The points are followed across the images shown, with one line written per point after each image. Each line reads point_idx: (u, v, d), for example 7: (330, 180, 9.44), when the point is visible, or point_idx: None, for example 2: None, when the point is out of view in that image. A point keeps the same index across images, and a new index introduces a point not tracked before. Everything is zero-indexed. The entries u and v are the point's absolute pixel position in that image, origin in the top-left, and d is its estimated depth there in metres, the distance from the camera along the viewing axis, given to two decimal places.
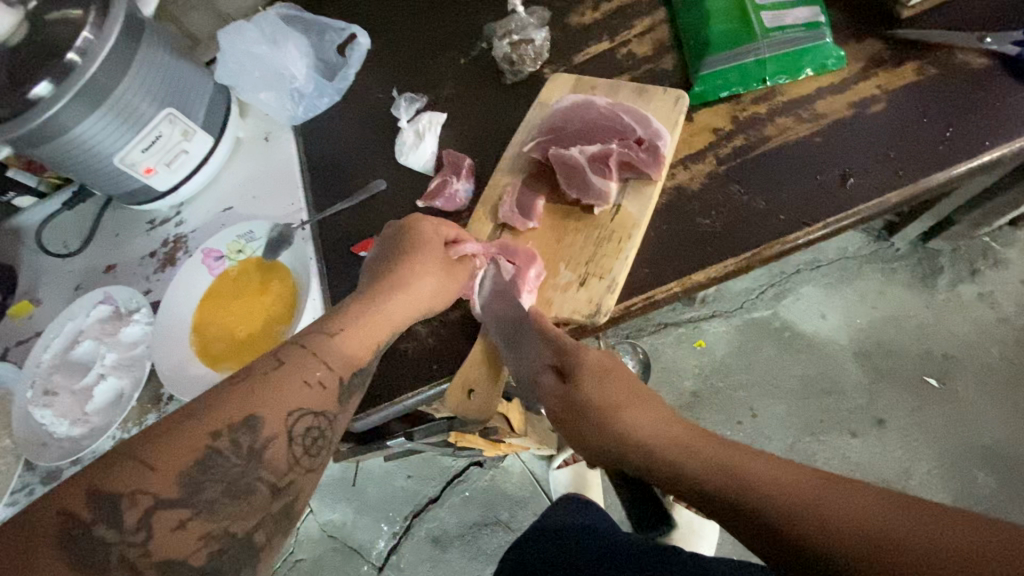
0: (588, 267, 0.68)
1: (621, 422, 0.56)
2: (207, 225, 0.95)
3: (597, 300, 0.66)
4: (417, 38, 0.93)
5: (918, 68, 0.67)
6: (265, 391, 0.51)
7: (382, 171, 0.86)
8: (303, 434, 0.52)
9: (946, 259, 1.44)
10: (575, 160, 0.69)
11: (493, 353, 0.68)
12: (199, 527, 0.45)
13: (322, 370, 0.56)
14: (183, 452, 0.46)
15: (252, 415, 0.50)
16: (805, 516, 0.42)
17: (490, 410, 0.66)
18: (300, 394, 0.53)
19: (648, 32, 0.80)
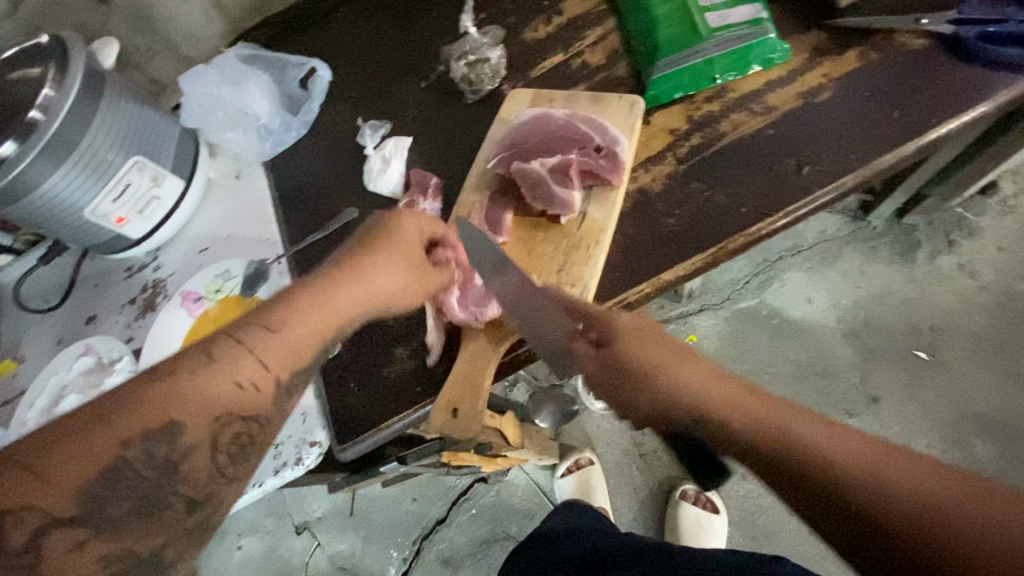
0: (560, 276, 0.69)
1: (711, 410, 0.50)
2: (184, 267, 0.96)
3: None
4: (377, 64, 0.95)
5: (861, 53, 0.69)
6: (184, 389, 0.47)
7: (354, 198, 0.87)
8: (229, 443, 0.48)
9: (922, 232, 1.47)
10: (538, 173, 0.70)
11: (473, 369, 0.68)
12: (102, 545, 0.42)
13: (254, 367, 0.51)
14: (83, 453, 0.42)
15: (169, 422, 0.45)
16: (914, 522, 0.39)
17: (476, 425, 0.65)
18: (227, 398, 0.48)
19: (599, 41, 0.82)
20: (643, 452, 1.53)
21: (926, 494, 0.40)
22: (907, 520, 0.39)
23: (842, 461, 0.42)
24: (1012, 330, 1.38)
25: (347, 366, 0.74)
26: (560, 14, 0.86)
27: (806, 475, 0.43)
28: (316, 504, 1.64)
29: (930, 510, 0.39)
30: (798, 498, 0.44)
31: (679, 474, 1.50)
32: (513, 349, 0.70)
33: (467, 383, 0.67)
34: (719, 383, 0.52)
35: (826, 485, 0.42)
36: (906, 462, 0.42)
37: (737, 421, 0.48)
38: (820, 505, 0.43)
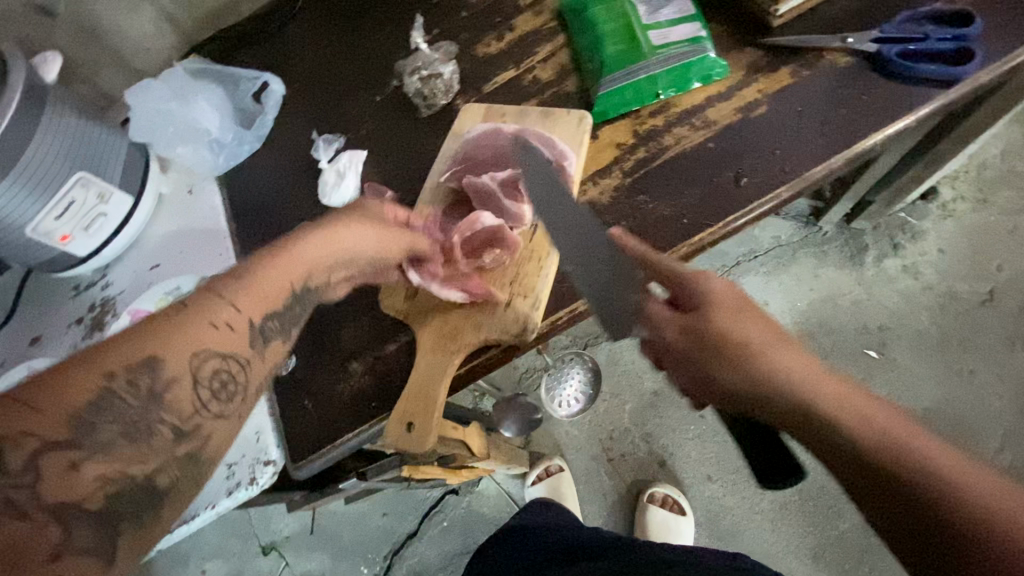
0: (512, 287, 0.70)
1: (795, 393, 0.48)
2: (135, 284, 0.94)
3: (524, 319, 0.68)
4: (331, 77, 0.94)
5: (793, 70, 0.72)
6: (172, 327, 0.47)
7: (309, 213, 0.87)
8: (210, 377, 0.48)
9: (869, 236, 1.54)
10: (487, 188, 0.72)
11: (428, 380, 0.67)
12: (98, 466, 0.41)
13: (228, 311, 0.50)
14: (78, 386, 0.42)
15: (153, 354, 0.45)
16: (982, 539, 0.37)
17: (431, 437, 0.64)
18: (206, 334, 0.48)
19: (549, 57, 0.84)
20: (611, 457, 1.55)
21: (999, 512, 0.38)
22: (989, 535, 0.37)
23: (926, 464, 0.41)
24: (954, 328, 1.46)
25: (301, 383, 0.74)
26: (511, 30, 0.87)
27: (884, 469, 0.42)
28: (283, 523, 1.60)
29: (1003, 528, 0.37)
30: (868, 494, 0.43)
31: (647, 477, 1.53)
32: (468, 359, 0.70)
33: (420, 396, 0.67)
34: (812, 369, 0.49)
35: (904, 486, 0.41)
36: (989, 481, 0.40)
37: (819, 406, 0.46)
38: (893, 507, 0.41)
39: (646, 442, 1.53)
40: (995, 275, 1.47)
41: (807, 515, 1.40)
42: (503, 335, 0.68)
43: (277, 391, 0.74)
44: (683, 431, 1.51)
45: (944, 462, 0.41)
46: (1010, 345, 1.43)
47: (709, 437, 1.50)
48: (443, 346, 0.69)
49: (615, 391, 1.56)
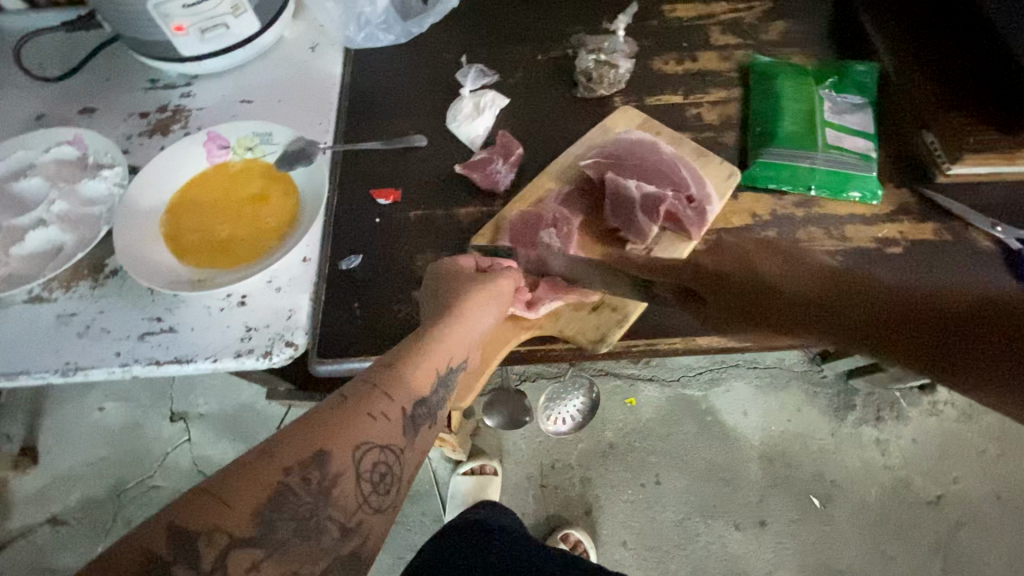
0: (605, 295, 0.71)
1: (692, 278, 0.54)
2: (218, 108, 0.88)
3: (608, 328, 0.69)
4: (501, 14, 0.91)
5: (937, 228, 0.74)
6: (335, 422, 0.46)
7: (426, 128, 0.83)
8: (371, 471, 0.47)
9: (860, 398, 1.57)
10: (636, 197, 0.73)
11: (493, 343, 0.68)
12: (272, 505, 0.41)
13: (385, 401, 0.50)
14: (258, 483, 0.41)
15: (320, 449, 0.44)
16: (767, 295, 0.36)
17: (469, 397, 0.66)
18: (369, 428, 0.48)
19: (719, 103, 0.84)
20: (544, 484, 1.54)
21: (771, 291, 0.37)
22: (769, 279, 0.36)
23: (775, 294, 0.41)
24: (895, 514, 1.46)
25: (359, 285, 0.73)
26: (693, 61, 0.87)
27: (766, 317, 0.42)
28: (204, 399, 1.51)
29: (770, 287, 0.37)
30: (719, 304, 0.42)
31: (568, 517, 1.51)
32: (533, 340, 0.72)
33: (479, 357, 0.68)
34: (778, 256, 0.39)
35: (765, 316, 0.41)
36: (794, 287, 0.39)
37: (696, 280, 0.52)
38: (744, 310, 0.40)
39: (582, 486, 1.53)
40: (950, 485, 1.48)
41: None
42: (578, 336, 0.70)
43: (331, 280, 0.73)
44: (620, 491, 1.51)
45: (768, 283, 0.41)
46: (934, 553, 1.42)
47: (642, 508, 1.50)
48: (517, 319, 0.70)
49: None
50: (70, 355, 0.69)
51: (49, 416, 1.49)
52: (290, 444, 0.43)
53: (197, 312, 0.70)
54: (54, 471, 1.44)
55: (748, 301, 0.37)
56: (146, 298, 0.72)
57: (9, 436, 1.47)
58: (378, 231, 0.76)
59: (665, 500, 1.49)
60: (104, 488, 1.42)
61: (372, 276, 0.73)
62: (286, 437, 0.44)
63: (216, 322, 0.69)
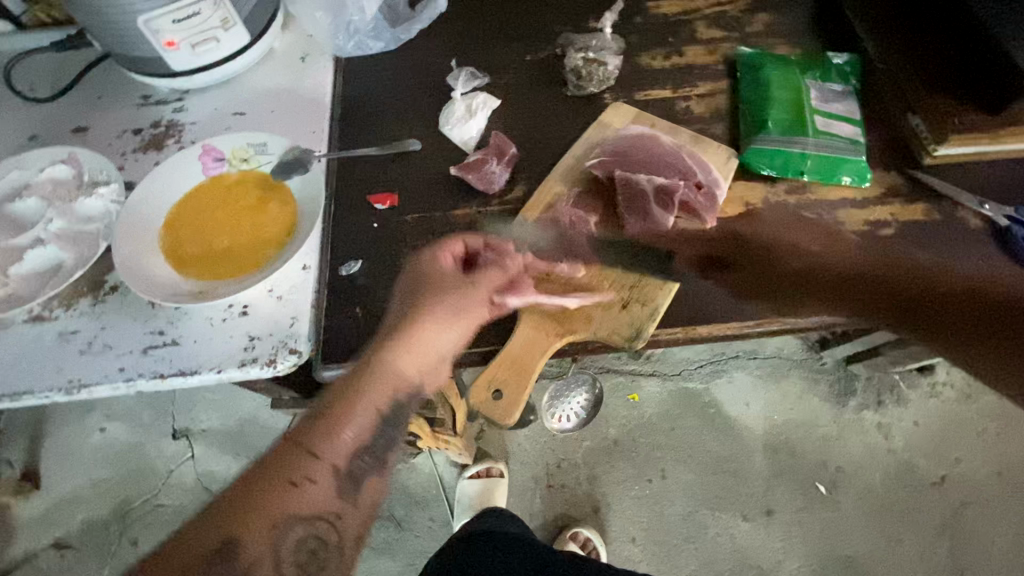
0: (632, 292, 0.69)
1: (840, 275, 0.72)
2: (211, 122, 0.88)
3: (637, 326, 0.67)
4: (489, 17, 0.92)
5: (927, 210, 0.75)
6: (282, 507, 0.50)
7: (420, 132, 0.84)
8: (294, 548, 0.49)
9: (861, 383, 1.58)
10: (794, 234, 0.73)
11: (523, 353, 0.66)
12: None
13: (322, 466, 0.53)
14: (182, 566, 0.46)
15: (275, 522, 0.49)
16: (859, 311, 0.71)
17: (515, 414, 0.64)
18: (319, 505, 0.52)
19: (707, 96, 0.85)
20: (551, 484, 1.54)
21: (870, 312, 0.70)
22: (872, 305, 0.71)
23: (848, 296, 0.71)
24: (899, 497, 1.47)
25: (361, 291, 0.73)
26: (680, 55, 0.88)
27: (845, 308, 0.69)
28: (206, 415, 1.50)
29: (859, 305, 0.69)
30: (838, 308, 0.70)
31: (577, 516, 1.51)
32: (566, 347, 0.69)
33: (513, 367, 0.65)
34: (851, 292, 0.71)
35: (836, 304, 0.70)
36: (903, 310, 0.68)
37: (843, 269, 0.72)
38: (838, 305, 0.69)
39: (589, 484, 1.53)
40: (952, 465, 1.49)
41: None
42: (612, 336, 0.67)
43: (332, 286, 0.73)
44: (627, 488, 1.52)
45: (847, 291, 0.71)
46: (940, 534, 1.43)
47: (649, 503, 1.50)
48: (549, 326, 0.67)
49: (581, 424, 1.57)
50: (73, 372, 0.69)
51: (50, 439, 1.48)
52: (200, 531, 0.47)
53: (198, 323, 0.70)
54: (58, 494, 1.43)
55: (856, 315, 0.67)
56: (147, 312, 0.72)
57: (9, 461, 1.46)
58: (376, 236, 0.76)
59: (672, 494, 1.50)
60: (109, 508, 1.41)
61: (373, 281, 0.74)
62: (208, 519, 0.48)
63: (218, 333, 0.70)
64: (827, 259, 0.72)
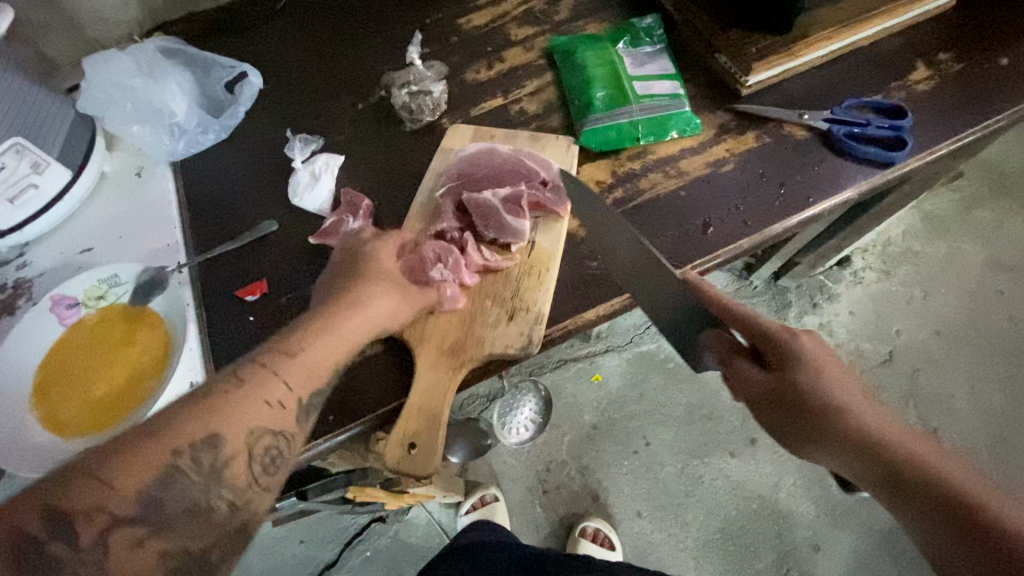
0: (513, 302, 0.71)
1: (898, 455, 0.52)
2: (59, 269, 0.83)
3: (528, 333, 0.69)
4: (311, 78, 0.92)
5: (757, 136, 0.80)
6: (224, 408, 0.52)
7: (275, 211, 0.83)
8: None
9: (793, 294, 1.64)
10: (838, 376, 0.57)
11: (428, 398, 0.66)
12: None
13: (282, 390, 0.56)
14: None
15: (212, 432, 0.50)
16: (924, 490, 0.49)
17: (433, 461, 0.63)
18: (261, 415, 0.53)
19: (537, 91, 0.87)
20: (546, 489, 1.52)
21: (931, 477, 0.49)
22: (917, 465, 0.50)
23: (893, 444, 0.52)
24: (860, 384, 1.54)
25: None
26: (502, 61, 0.90)
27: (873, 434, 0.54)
28: None
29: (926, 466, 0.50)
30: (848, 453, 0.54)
31: (582, 509, 1.49)
32: (470, 373, 0.70)
33: (420, 414, 0.65)
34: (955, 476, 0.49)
35: (865, 446, 0.53)
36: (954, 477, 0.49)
37: (901, 452, 0.52)
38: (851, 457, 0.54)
39: (582, 476, 1.52)
40: (894, 339, 1.58)
41: (728, 554, 1.42)
42: (507, 350, 0.69)
43: None
44: (617, 466, 1.52)
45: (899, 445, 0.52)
46: (906, 405, 1.52)
47: (642, 474, 1.51)
48: (447, 362, 0.68)
49: (554, 422, 1.57)
50: None
51: None
52: None
53: None
54: None
55: (895, 474, 0.51)
56: None
57: None
58: (257, 328, 0.75)
59: (660, 457, 1.52)
60: None
61: None
62: None
63: None
64: (866, 421, 0.54)
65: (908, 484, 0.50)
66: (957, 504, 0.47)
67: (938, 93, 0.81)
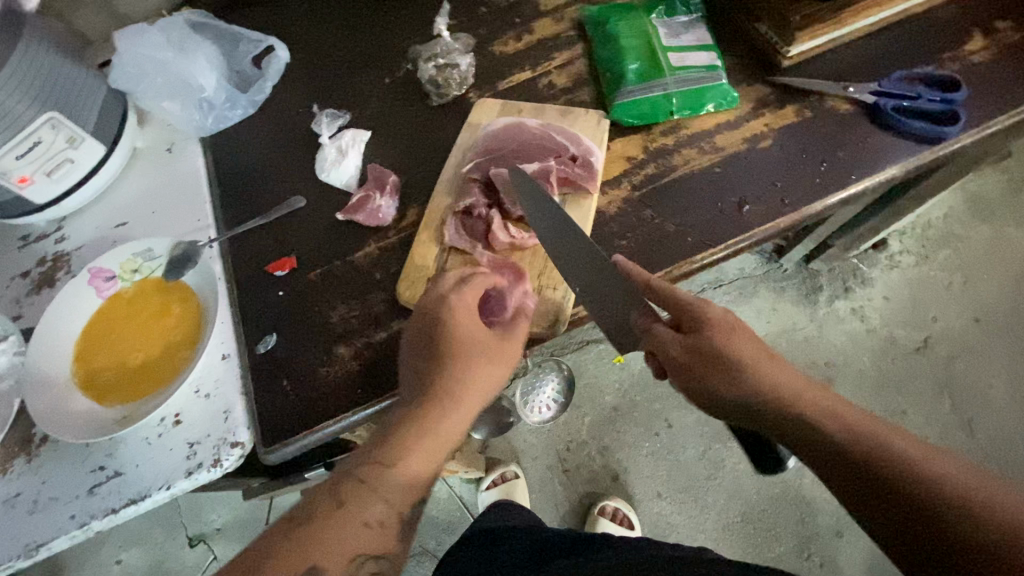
0: (540, 279, 0.70)
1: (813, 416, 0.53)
2: (96, 243, 0.85)
3: (554, 312, 0.69)
4: (337, 51, 0.91)
5: (797, 110, 0.76)
6: (321, 527, 0.50)
7: (302, 186, 0.83)
8: None
9: (825, 277, 1.59)
10: (753, 344, 0.57)
11: None
12: None
13: (380, 507, 0.53)
14: None
15: (310, 567, 0.48)
16: (847, 451, 0.50)
17: (459, 434, 0.64)
18: (362, 537, 0.51)
19: (566, 64, 0.85)
20: (567, 468, 1.52)
21: (851, 440, 0.51)
22: (833, 432, 0.51)
23: (807, 409, 0.53)
24: (892, 371, 1.50)
25: (286, 363, 0.72)
26: (530, 32, 0.88)
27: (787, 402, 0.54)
28: (216, 513, 1.48)
29: (838, 424, 0.52)
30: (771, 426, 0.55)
31: (601, 489, 1.50)
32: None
33: None
34: (862, 428, 0.51)
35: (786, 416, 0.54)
36: (868, 429, 0.51)
37: (811, 413, 0.53)
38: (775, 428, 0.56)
39: (602, 456, 1.52)
40: (931, 326, 1.52)
41: (749, 537, 1.41)
42: (533, 329, 0.68)
43: (252, 366, 0.72)
44: (638, 447, 1.51)
45: (816, 406, 0.54)
46: (939, 393, 1.47)
47: (663, 455, 1.50)
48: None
49: (576, 402, 1.56)
50: (28, 535, 0.67)
51: None
52: None
53: (137, 446, 0.69)
54: None
55: (810, 437, 0.53)
56: (83, 452, 0.70)
57: None
58: (285, 302, 0.76)
59: (682, 440, 1.50)
60: None
61: (290, 348, 0.73)
62: None
63: (160, 448, 0.69)
64: (782, 384, 0.55)
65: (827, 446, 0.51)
66: (868, 458, 0.49)
67: (995, 64, 0.76)
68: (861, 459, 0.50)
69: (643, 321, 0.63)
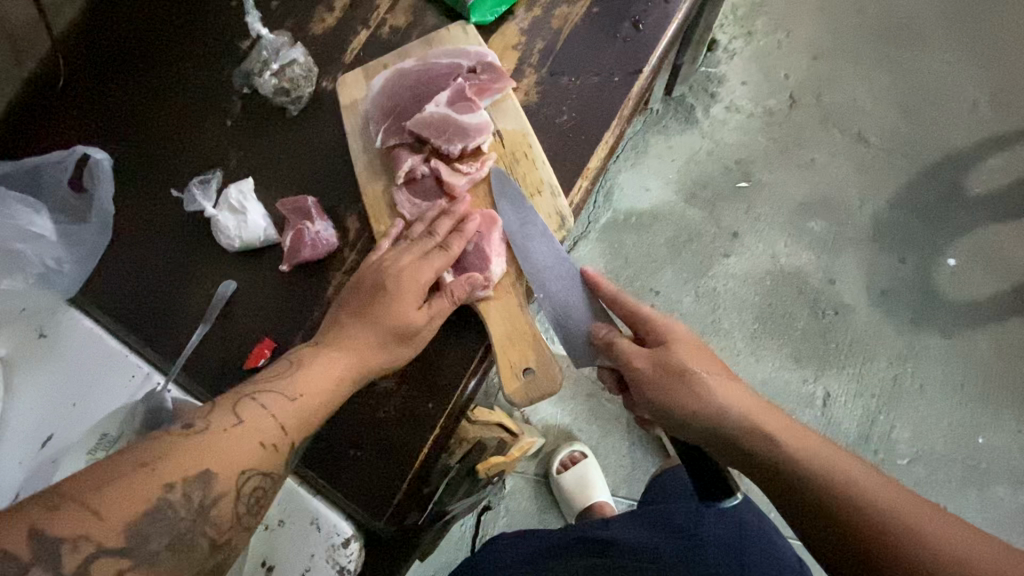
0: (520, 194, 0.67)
1: (775, 463, 0.51)
2: (29, 479, 0.65)
3: (553, 210, 0.67)
4: (155, 124, 0.77)
5: None
6: (214, 446, 0.49)
7: (220, 270, 0.71)
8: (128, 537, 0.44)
9: (690, 96, 1.44)
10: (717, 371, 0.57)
11: (510, 324, 0.64)
12: None
13: (274, 429, 0.52)
14: None
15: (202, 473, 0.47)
16: (808, 488, 0.49)
17: (555, 371, 0.63)
18: (253, 456, 0.50)
19: (395, 2, 0.78)
20: None
21: (819, 467, 0.49)
22: (798, 455, 0.50)
23: (764, 433, 0.53)
24: (784, 134, 1.41)
25: (338, 436, 0.63)
26: None
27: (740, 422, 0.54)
28: None
29: (805, 458, 0.50)
30: (732, 454, 0.54)
31: None
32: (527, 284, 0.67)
33: (515, 342, 0.64)
34: (828, 459, 0.50)
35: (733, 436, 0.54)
36: (829, 464, 0.49)
37: (768, 434, 0.52)
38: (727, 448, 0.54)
39: None
40: (786, 82, 1.45)
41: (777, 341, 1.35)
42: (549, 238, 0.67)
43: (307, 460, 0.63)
44: None
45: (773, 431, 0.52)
46: (826, 123, 1.41)
47: None
48: (500, 283, 0.65)
49: None
50: None
51: None
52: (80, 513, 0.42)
53: None
54: None
55: (769, 467, 0.51)
56: None
57: None
58: None
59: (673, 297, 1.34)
60: None
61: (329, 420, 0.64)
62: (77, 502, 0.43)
63: None
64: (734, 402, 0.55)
65: (779, 475, 0.51)
66: (825, 490, 0.48)
67: None
68: (818, 491, 0.48)
69: (605, 332, 0.62)
